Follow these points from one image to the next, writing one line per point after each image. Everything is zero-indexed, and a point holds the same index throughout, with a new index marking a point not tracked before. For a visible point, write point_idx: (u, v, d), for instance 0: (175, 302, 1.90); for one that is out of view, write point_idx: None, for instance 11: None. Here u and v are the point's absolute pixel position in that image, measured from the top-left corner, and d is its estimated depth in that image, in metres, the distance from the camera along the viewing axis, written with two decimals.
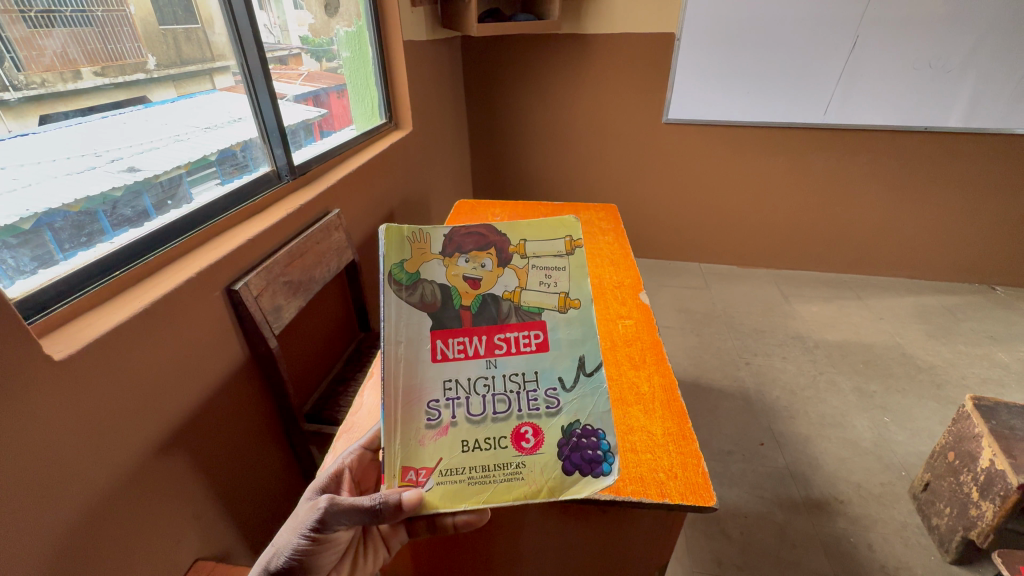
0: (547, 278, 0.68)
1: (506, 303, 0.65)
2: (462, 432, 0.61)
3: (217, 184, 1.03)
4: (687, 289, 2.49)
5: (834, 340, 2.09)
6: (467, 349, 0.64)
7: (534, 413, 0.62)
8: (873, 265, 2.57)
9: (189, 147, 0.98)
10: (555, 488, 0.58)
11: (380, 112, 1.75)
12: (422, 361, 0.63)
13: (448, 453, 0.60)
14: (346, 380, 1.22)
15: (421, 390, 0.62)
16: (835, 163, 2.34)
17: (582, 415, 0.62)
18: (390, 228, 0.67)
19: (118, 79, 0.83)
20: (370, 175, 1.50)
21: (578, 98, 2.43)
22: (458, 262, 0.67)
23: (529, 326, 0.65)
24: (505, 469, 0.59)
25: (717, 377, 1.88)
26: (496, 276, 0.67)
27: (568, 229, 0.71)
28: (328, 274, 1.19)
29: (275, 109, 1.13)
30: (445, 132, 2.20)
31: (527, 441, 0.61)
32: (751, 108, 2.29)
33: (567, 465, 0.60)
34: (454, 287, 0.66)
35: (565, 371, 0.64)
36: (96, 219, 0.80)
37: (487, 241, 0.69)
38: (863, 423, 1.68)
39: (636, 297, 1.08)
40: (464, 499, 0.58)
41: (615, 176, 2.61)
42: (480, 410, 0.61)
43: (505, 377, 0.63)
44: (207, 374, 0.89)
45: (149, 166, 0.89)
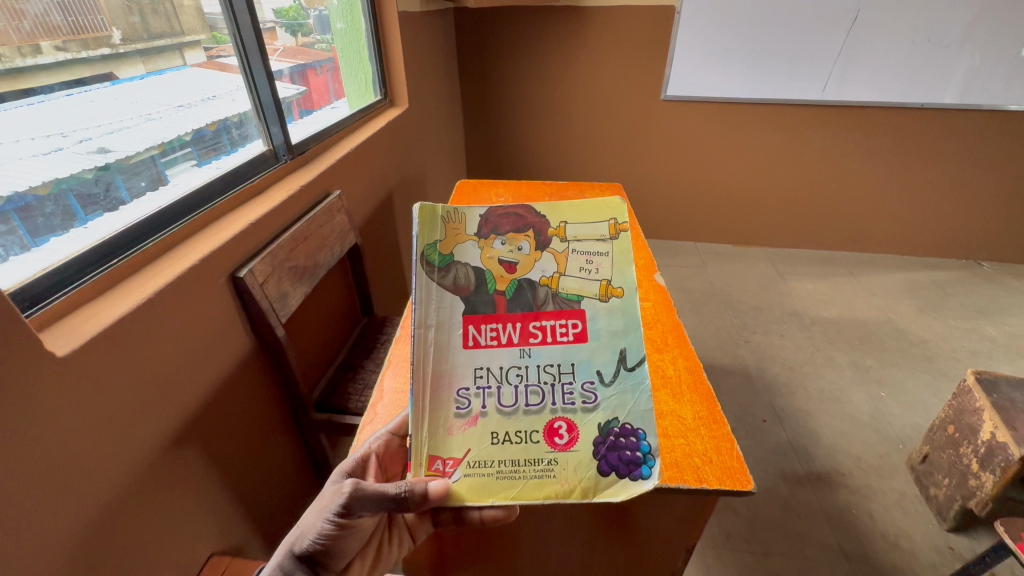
0: (587, 264, 0.67)
1: (543, 289, 0.65)
2: (492, 423, 0.60)
3: (194, 166, 0.95)
4: (684, 267, 2.49)
5: (829, 317, 2.11)
6: (499, 337, 0.63)
7: (570, 407, 0.61)
8: (865, 242, 2.59)
9: (162, 126, 0.89)
10: (588, 489, 0.56)
11: (375, 88, 1.68)
12: (454, 347, 0.62)
13: (477, 444, 0.59)
14: (354, 368, 1.19)
15: (451, 377, 0.61)
16: (832, 140, 2.34)
17: (621, 414, 0.60)
18: (425, 207, 0.67)
19: (81, 54, 0.74)
20: (368, 152, 1.44)
21: (574, 74, 2.37)
22: (493, 244, 0.67)
23: (567, 314, 0.64)
24: (535, 466, 0.58)
25: (717, 355, 1.89)
26: (533, 260, 0.66)
27: (613, 213, 0.71)
28: (332, 258, 1.14)
29: (273, 90, 1.08)
30: (440, 109, 2.13)
31: (560, 437, 0.59)
32: (750, 83, 2.26)
33: (604, 465, 0.58)
34: (488, 270, 0.65)
35: (604, 364, 0.62)
36: (64, 201, 0.72)
37: (525, 223, 0.68)
38: (861, 397, 1.71)
39: (652, 280, 1.06)
40: (492, 494, 0.56)
41: (612, 154, 2.57)
42: (512, 401, 0.60)
43: (539, 368, 0.62)
44: (214, 363, 0.85)
45: (120, 147, 0.81)
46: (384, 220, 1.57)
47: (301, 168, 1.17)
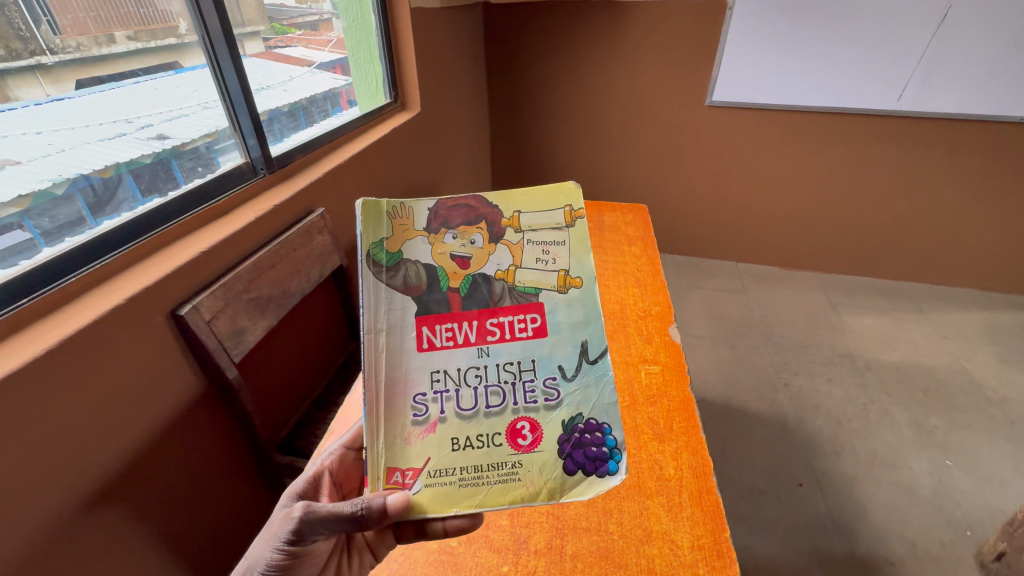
0: (545, 254, 0.60)
1: (500, 283, 0.59)
2: (451, 429, 0.56)
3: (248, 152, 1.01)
4: (721, 291, 2.27)
5: (888, 361, 1.84)
6: (456, 337, 0.57)
7: (531, 406, 0.57)
8: (938, 272, 2.27)
9: (218, 113, 0.95)
10: (554, 491, 0.53)
11: (385, 90, 1.56)
12: (407, 352, 0.57)
13: (437, 453, 0.54)
14: (328, 404, 1.08)
15: (406, 383, 0.56)
16: (904, 157, 2.04)
17: (585, 410, 0.57)
18: (369, 201, 0.59)
19: (150, 44, 0.84)
20: (369, 161, 1.33)
21: (610, 75, 2.18)
22: (444, 239, 0.59)
23: (525, 308, 0.59)
24: (499, 470, 0.55)
25: (751, 398, 1.68)
26: (487, 254, 0.59)
27: (568, 198, 0.62)
28: (308, 285, 1.04)
29: (241, 75, 0.93)
30: (461, 112, 2.00)
31: (524, 438, 0.56)
32: (810, 89, 1.99)
33: (570, 464, 0.55)
34: (439, 267, 0.58)
35: (565, 360, 0.58)
36: (124, 184, 0.81)
37: (477, 214, 0.60)
38: (921, 464, 1.46)
39: (666, 335, 0.89)
40: (455, 503, 0.53)
41: (648, 163, 2.36)
42: (471, 405, 0.56)
43: (498, 367, 0.57)
44: (151, 409, 0.76)
45: (178, 134, 0.90)
46: None
47: (279, 185, 1.05)
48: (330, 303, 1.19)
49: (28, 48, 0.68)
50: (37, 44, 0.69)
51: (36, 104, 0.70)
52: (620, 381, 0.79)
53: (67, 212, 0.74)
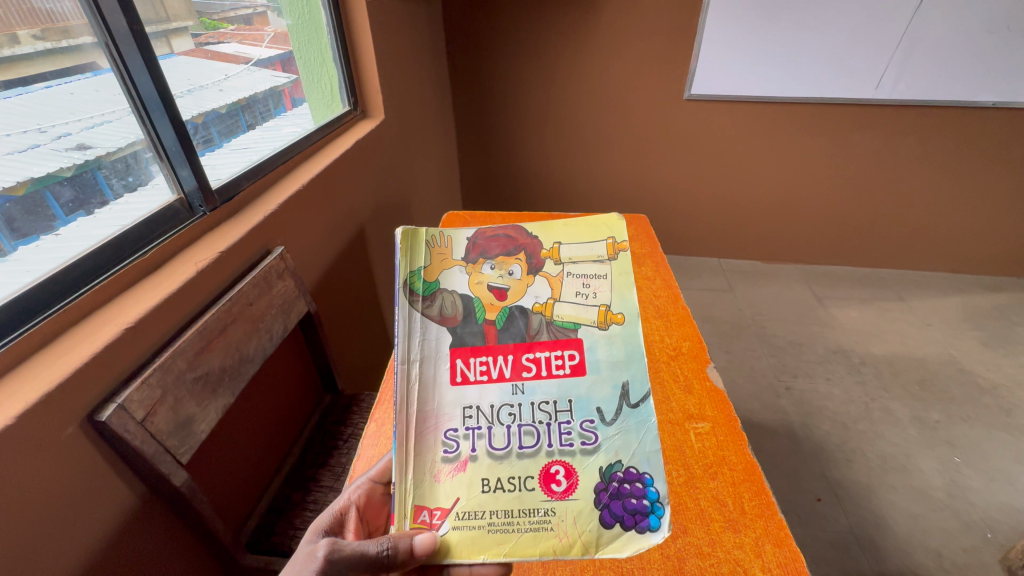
0: (585, 287, 0.58)
1: (536, 317, 0.57)
2: (482, 469, 0.51)
3: None
4: (708, 291, 2.22)
5: (880, 355, 1.83)
6: (490, 372, 0.55)
7: (567, 450, 0.52)
8: (914, 258, 2.30)
9: None
10: (589, 544, 0.47)
11: (342, 96, 1.35)
12: (440, 384, 0.54)
13: (466, 493, 0.50)
14: (306, 483, 0.89)
15: (437, 418, 0.53)
16: (880, 146, 2.03)
17: (625, 455, 0.51)
18: (408, 230, 0.60)
19: (61, 45, 0.65)
20: (335, 182, 1.14)
21: (583, 71, 2.05)
22: (482, 270, 0.59)
23: (563, 344, 0.55)
24: (531, 517, 0.50)
25: (755, 408, 1.63)
26: (525, 285, 0.58)
27: (611, 230, 0.62)
28: (270, 343, 0.85)
29: (156, 80, 0.72)
30: (427, 118, 1.83)
31: (558, 483, 0.51)
32: (788, 81, 1.94)
33: (606, 516, 0.49)
34: (477, 297, 0.57)
35: (604, 402, 0.53)
36: (44, 204, 0.64)
37: (515, 245, 0.61)
38: (931, 465, 1.43)
39: (706, 380, 0.76)
40: (482, 550, 0.48)
41: (626, 162, 2.27)
42: (504, 443, 0.52)
43: (532, 406, 0.54)
44: (72, 552, 0.57)
45: (102, 142, 0.71)
46: (359, 264, 1.28)
47: (223, 227, 0.85)
48: (297, 355, 1.01)
49: None
50: None
51: None
52: (668, 450, 0.66)
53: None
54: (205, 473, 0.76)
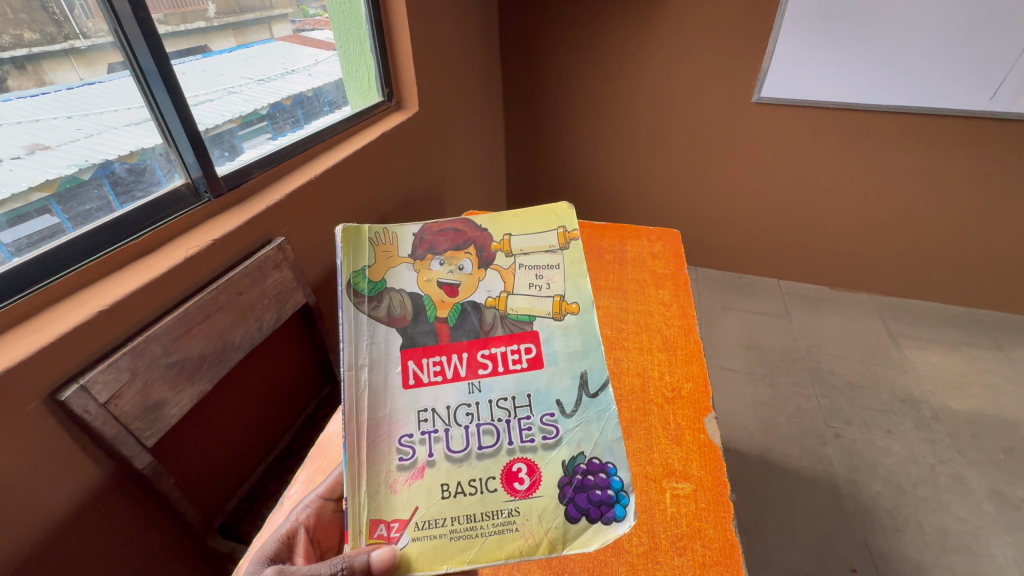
0: (539, 279, 0.55)
1: (490, 311, 0.53)
2: (441, 474, 0.48)
3: (268, 139, 1.00)
4: (760, 315, 2.03)
5: (960, 412, 1.58)
6: (445, 371, 0.51)
7: (528, 445, 0.50)
8: (1023, 301, 1.95)
9: (240, 99, 0.94)
10: (556, 542, 0.46)
11: (377, 86, 1.34)
12: (391, 389, 0.50)
13: (425, 500, 0.47)
14: (282, 473, 0.90)
15: (390, 425, 0.49)
16: (991, 167, 1.73)
17: (587, 446, 0.50)
18: (348, 227, 0.54)
19: (179, 27, 0.80)
20: (357, 174, 1.14)
21: (641, 69, 1.92)
22: (431, 265, 0.54)
23: (519, 338, 0.52)
24: (494, 519, 0.48)
25: (794, 453, 1.46)
26: (477, 279, 0.54)
27: (560, 218, 0.58)
28: (259, 334, 0.85)
29: (160, 61, 0.72)
30: (470, 113, 1.80)
31: (520, 481, 0.49)
32: (878, 87, 1.70)
33: (572, 510, 0.48)
34: (426, 296, 0.53)
35: (563, 393, 0.51)
36: (149, 169, 0.77)
37: (465, 239, 0.56)
38: (1005, 552, 1.22)
39: (701, 433, 0.67)
40: (446, 559, 0.46)
41: (682, 168, 2.11)
42: (462, 445, 0.49)
43: (491, 404, 0.50)
44: (41, 524, 0.60)
45: (204, 118, 0.86)
46: None
47: (222, 215, 0.85)
48: (298, 345, 1.02)
49: (62, 32, 0.65)
50: (69, 29, 0.66)
51: (67, 89, 0.68)
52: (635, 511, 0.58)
53: (93, 196, 0.71)
54: (173, 462, 0.77)
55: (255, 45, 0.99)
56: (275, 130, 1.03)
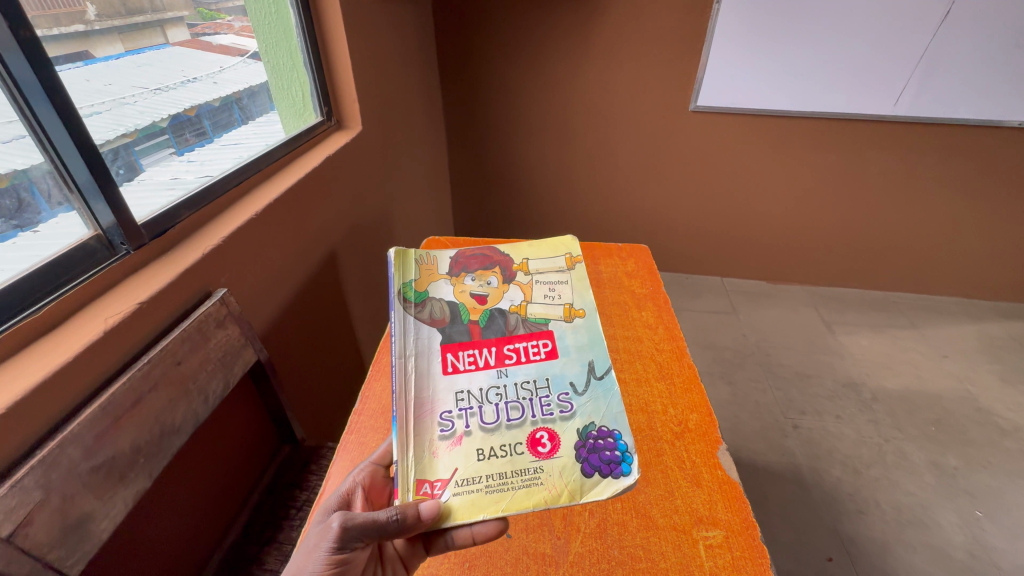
0: (551, 292, 0.72)
1: (513, 316, 0.68)
2: (477, 441, 0.55)
3: (173, 155, 0.83)
4: (710, 314, 2.11)
5: (893, 390, 1.73)
6: (477, 361, 0.62)
7: (549, 419, 0.57)
8: (927, 283, 2.19)
9: (135, 111, 0.76)
10: (577, 490, 0.51)
11: (314, 104, 1.22)
12: (433, 375, 0.61)
13: (464, 462, 0.53)
14: (247, 565, 0.76)
15: (433, 402, 0.58)
16: (897, 165, 1.91)
17: (598, 417, 0.57)
18: (400, 252, 0.73)
19: (51, 32, 0.62)
20: (304, 205, 1.02)
21: (583, 79, 1.92)
22: (465, 281, 0.72)
23: (537, 335, 0.66)
24: (522, 476, 0.52)
25: (760, 449, 1.51)
26: (502, 292, 0.71)
27: (567, 249, 0.79)
28: (205, 407, 0.72)
29: (45, 83, 0.57)
30: (414, 128, 1.70)
31: (543, 446, 0.55)
32: (801, 95, 1.82)
33: (585, 467, 0.53)
34: (461, 302, 0.68)
35: (575, 377, 0.62)
36: (29, 196, 0.60)
37: (492, 261, 0.75)
38: (950, 518, 1.33)
39: (718, 469, 0.64)
40: (482, 509, 0.50)
41: (627, 176, 2.14)
42: (493, 417, 0.57)
43: (516, 385, 0.60)
44: None
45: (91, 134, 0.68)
46: (329, 293, 1.15)
47: (144, 272, 0.70)
48: (250, 410, 0.89)
49: None
50: None
51: None
52: (675, 572, 0.53)
53: None
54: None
55: (147, 49, 0.80)
56: (178, 144, 0.86)
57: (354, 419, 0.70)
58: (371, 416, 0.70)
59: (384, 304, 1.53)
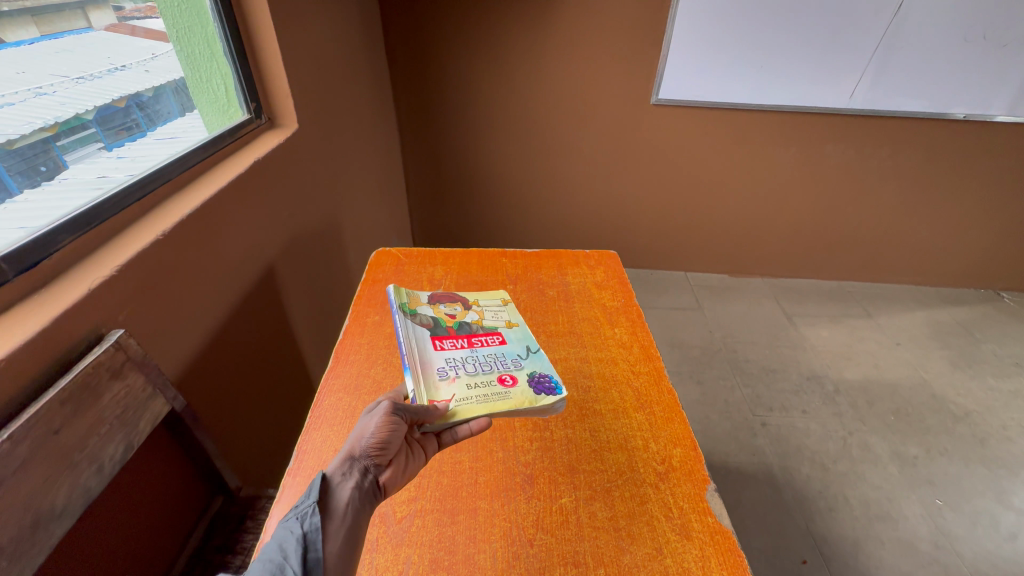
0: (497, 314, 0.83)
1: (474, 326, 0.78)
2: (466, 379, 0.64)
3: (103, 151, 0.76)
4: (677, 310, 2.08)
5: (854, 380, 1.75)
6: (456, 343, 0.72)
7: (508, 368, 0.67)
8: (879, 271, 2.25)
9: (56, 102, 0.67)
10: (532, 398, 0.61)
11: (239, 98, 1.06)
12: (425, 349, 0.70)
13: (460, 390, 0.61)
14: None
15: (429, 359, 0.67)
16: (853, 157, 1.93)
17: (539, 367, 0.68)
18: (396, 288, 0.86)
19: None
20: (228, 218, 0.88)
21: (542, 70, 1.82)
22: (437, 308, 0.81)
23: (491, 334, 0.76)
24: (497, 393, 0.61)
25: (731, 450, 1.50)
26: (464, 313, 0.81)
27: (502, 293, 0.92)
28: (101, 477, 0.59)
29: None
30: (360, 124, 1.56)
31: (507, 382, 0.64)
32: (762, 87, 1.79)
33: (536, 388, 0.63)
34: (438, 317, 0.78)
35: (519, 351, 0.72)
36: None
37: (455, 297, 0.86)
38: (915, 510, 1.35)
39: (708, 516, 0.57)
40: (478, 408, 0.58)
41: (590, 171, 2.07)
42: (473, 367, 0.66)
43: (482, 353, 0.70)
44: None
45: (5, 127, 0.60)
46: (266, 316, 1.02)
47: (3, 316, 0.55)
48: (169, 466, 0.76)
49: None
50: None
51: None
52: None
53: None
54: None
55: (67, 33, 0.71)
56: (108, 139, 0.77)
57: (288, 481, 0.59)
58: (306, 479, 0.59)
59: (333, 318, 1.40)
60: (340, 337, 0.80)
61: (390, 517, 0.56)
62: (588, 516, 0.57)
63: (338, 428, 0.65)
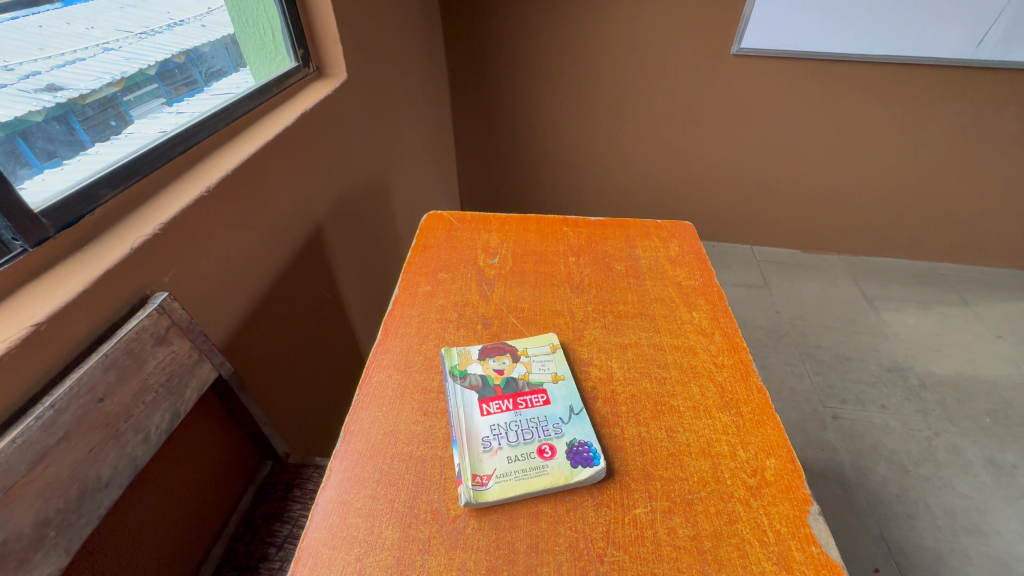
0: (544, 364, 0.65)
1: (520, 379, 0.63)
2: (506, 453, 0.55)
3: (167, 108, 0.72)
4: (740, 288, 1.92)
5: (943, 375, 1.57)
6: (501, 403, 0.60)
7: (550, 434, 0.57)
8: (980, 253, 1.98)
9: (121, 58, 0.65)
10: (568, 474, 0.52)
11: (286, 44, 0.99)
12: (470, 407, 0.59)
13: (501, 466, 0.53)
14: None
15: (472, 426, 0.57)
16: (969, 119, 1.66)
17: (579, 433, 0.57)
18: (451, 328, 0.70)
19: None
20: (275, 175, 0.82)
21: (609, 16, 1.64)
22: (484, 360, 0.65)
23: (537, 390, 0.62)
24: (536, 473, 0.53)
25: (797, 442, 1.38)
26: (513, 363, 0.65)
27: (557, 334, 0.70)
28: (147, 446, 0.57)
29: None
30: (411, 77, 1.46)
31: (545, 455, 0.55)
32: (868, 36, 1.55)
33: (573, 459, 0.54)
34: (485, 371, 0.64)
35: (562, 409, 0.59)
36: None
37: (504, 345, 0.68)
38: (1011, 525, 1.21)
39: (812, 545, 0.48)
40: (515, 489, 0.51)
41: (654, 132, 1.90)
42: (517, 437, 0.56)
43: (524, 417, 0.58)
44: None
45: (74, 83, 0.58)
46: (313, 280, 0.98)
47: (46, 275, 0.52)
48: (219, 431, 0.74)
49: None
50: None
51: None
52: None
53: None
54: None
55: None
56: (171, 94, 0.74)
57: (337, 463, 0.54)
58: (355, 463, 0.54)
59: (380, 283, 1.35)
60: (389, 308, 0.74)
61: (443, 516, 0.50)
62: (667, 534, 0.49)
63: (389, 409, 0.60)
